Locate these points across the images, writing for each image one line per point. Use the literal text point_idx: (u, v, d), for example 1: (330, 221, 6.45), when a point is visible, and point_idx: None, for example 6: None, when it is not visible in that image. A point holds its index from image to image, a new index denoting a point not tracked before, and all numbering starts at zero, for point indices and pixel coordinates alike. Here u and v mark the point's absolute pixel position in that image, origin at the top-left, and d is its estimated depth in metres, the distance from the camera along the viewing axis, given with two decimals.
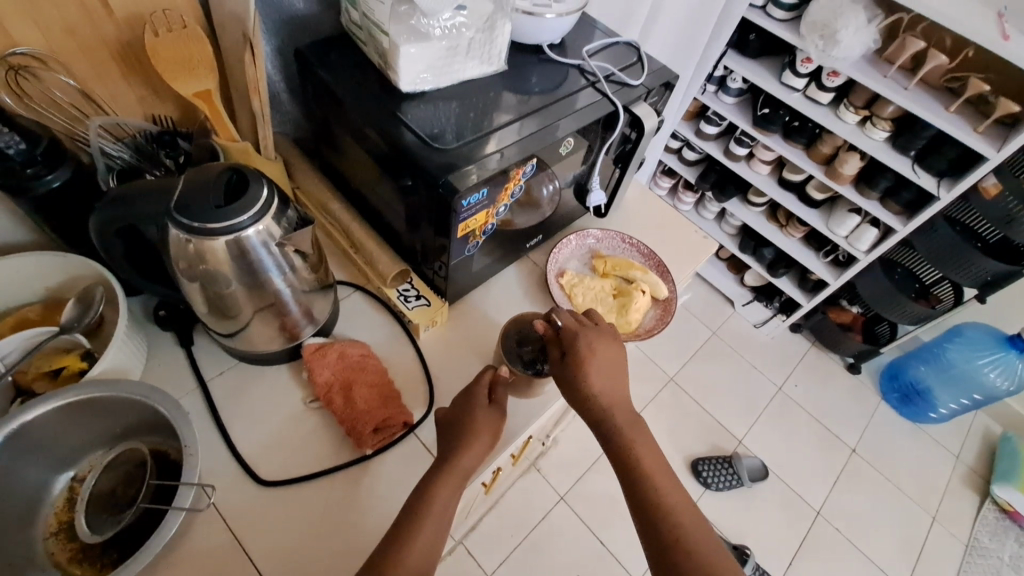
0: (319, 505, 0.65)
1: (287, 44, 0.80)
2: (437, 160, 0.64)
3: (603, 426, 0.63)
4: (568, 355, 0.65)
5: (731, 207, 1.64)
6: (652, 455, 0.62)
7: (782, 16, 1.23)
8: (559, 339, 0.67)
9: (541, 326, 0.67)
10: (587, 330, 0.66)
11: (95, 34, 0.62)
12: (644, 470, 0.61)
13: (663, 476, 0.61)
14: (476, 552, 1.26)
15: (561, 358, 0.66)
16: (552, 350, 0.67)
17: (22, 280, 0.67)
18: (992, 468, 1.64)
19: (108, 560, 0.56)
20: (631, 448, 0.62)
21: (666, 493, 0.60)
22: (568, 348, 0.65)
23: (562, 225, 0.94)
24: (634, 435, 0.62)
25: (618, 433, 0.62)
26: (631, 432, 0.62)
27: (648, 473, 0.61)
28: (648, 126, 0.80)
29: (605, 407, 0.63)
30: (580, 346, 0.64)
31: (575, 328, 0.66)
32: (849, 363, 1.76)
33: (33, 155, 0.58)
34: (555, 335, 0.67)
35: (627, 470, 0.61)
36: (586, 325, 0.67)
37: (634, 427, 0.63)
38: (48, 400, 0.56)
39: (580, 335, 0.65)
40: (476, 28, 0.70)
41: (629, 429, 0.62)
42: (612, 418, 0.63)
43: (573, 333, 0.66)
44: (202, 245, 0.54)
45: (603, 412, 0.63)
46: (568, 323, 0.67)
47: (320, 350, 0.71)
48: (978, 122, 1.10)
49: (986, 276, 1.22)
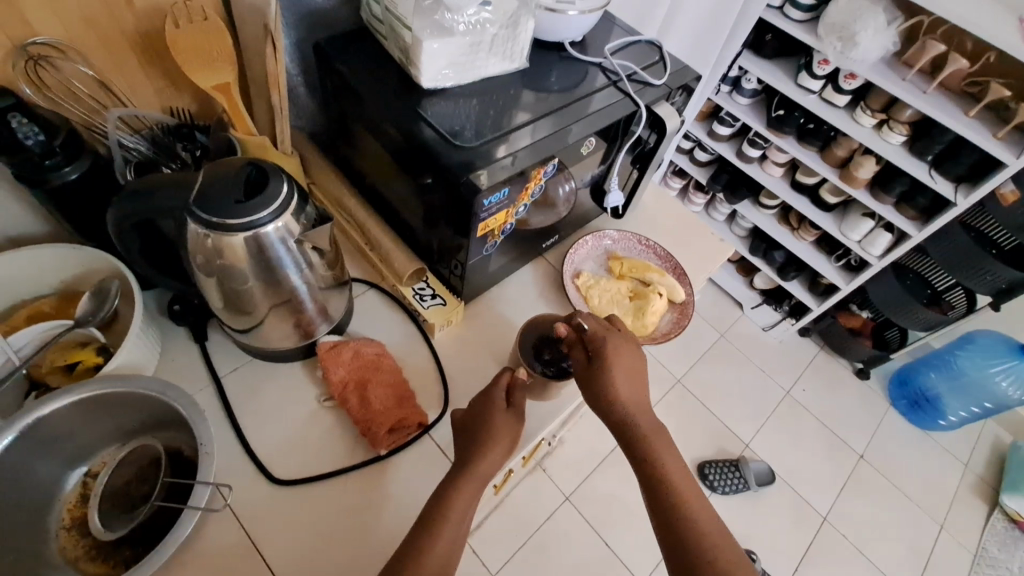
0: (333, 504, 0.65)
1: (307, 38, 0.79)
2: (456, 158, 0.63)
3: (631, 438, 0.62)
4: (595, 359, 0.65)
5: (742, 209, 1.62)
6: (675, 458, 0.61)
7: (799, 17, 1.21)
8: (583, 343, 0.67)
9: (564, 328, 0.67)
10: (611, 334, 0.66)
11: (114, 25, 0.61)
12: (677, 494, 0.59)
13: (687, 483, 0.60)
14: (481, 552, 1.24)
15: (586, 363, 0.65)
16: (575, 351, 0.67)
17: (38, 272, 0.67)
18: (1000, 478, 1.62)
19: (121, 557, 0.56)
20: (649, 455, 0.61)
21: (694, 510, 0.58)
22: (596, 351, 0.65)
23: (578, 225, 0.93)
24: (663, 453, 0.61)
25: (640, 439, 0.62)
26: (660, 451, 0.61)
27: (673, 484, 0.59)
28: (670, 127, 0.79)
29: (628, 413, 0.62)
30: (606, 349, 0.64)
31: (601, 333, 0.66)
32: (859, 368, 1.74)
33: (51, 146, 0.56)
34: (579, 338, 0.67)
35: (655, 488, 0.60)
36: (611, 328, 0.67)
37: (666, 444, 0.62)
38: (64, 395, 0.56)
39: (605, 340, 0.65)
40: (500, 24, 0.69)
41: (660, 444, 0.62)
42: (638, 425, 0.62)
43: (598, 338, 0.65)
44: (221, 241, 0.53)
45: (628, 418, 0.63)
46: (594, 328, 0.66)
47: (335, 348, 0.71)
48: (999, 128, 1.08)
49: (1000, 283, 1.20)
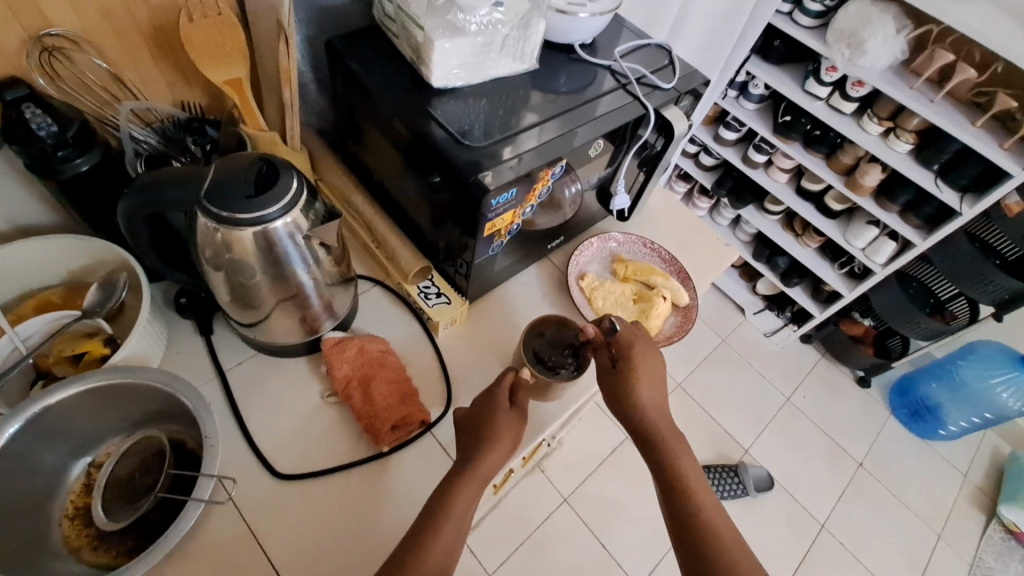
0: (337, 499, 0.65)
1: (317, 34, 0.79)
2: (464, 157, 0.64)
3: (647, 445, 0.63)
4: (619, 360, 0.66)
5: (747, 214, 1.63)
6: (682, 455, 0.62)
7: (808, 23, 1.21)
8: (611, 344, 0.67)
9: (592, 329, 0.67)
10: (641, 339, 0.67)
11: (129, 18, 0.61)
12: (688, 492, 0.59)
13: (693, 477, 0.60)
14: (479, 551, 1.24)
15: (611, 365, 0.66)
16: (602, 352, 0.68)
17: (47, 262, 0.67)
18: (999, 487, 1.62)
19: (125, 547, 0.56)
20: (658, 450, 0.62)
21: (706, 504, 0.58)
22: (622, 352, 0.66)
23: (583, 228, 0.94)
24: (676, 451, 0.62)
25: (653, 441, 0.63)
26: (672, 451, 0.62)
27: (685, 482, 0.60)
28: (678, 131, 0.79)
29: (642, 411, 0.63)
30: (634, 354, 0.65)
31: (630, 336, 0.67)
32: (860, 376, 1.74)
33: (64, 138, 0.57)
34: (606, 339, 0.68)
35: (670, 487, 0.60)
36: (641, 334, 0.68)
37: (678, 448, 0.62)
38: (73, 384, 0.56)
39: (634, 347, 0.66)
40: (512, 25, 0.69)
41: (670, 453, 0.62)
42: (650, 424, 0.63)
43: (628, 340, 0.67)
44: (230, 235, 0.54)
45: (640, 416, 0.63)
46: (625, 330, 0.67)
47: (340, 344, 0.71)
48: (1004, 139, 1.08)
49: (1003, 294, 1.20)
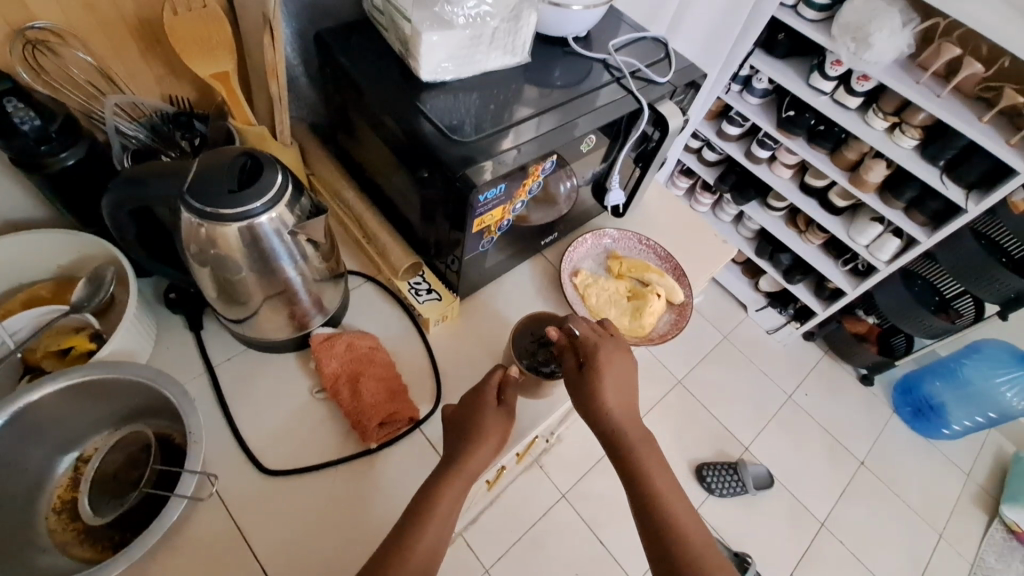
0: (322, 495, 0.65)
1: (308, 28, 0.78)
2: (455, 153, 0.63)
3: (624, 452, 0.62)
4: (585, 363, 0.64)
5: (749, 210, 1.61)
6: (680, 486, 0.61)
7: (813, 16, 1.19)
8: (574, 346, 0.66)
9: (555, 333, 0.66)
10: (604, 341, 0.66)
11: (114, 10, 0.61)
12: (660, 495, 0.60)
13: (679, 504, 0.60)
14: (476, 546, 1.25)
15: (577, 368, 0.65)
16: (566, 357, 0.66)
17: (36, 257, 0.67)
18: (1001, 488, 1.61)
19: (109, 542, 0.56)
20: (639, 475, 0.61)
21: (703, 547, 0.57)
22: (586, 356, 0.64)
23: (579, 223, 0.93)
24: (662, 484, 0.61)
25: (645, 467, 0.62)
26: (665, 492, 0.60)
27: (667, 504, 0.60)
28: (673, 125, 0.77)
29: (634, 423, 0.63)
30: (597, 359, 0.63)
31: (593, 339, 0.66)
32: (862, 374, 1.72)
33: (47, 131, 0.57)
34: (571, 343, 0.67)
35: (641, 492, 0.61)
36: (603, 335, 0.67)
37: (651, 452, 0.62)
38: (55, 380, 0.56)
39: (598, 348, 0.65)
40: (501, 18, 0.68)
41: (646, 458, 0.62)
42: (635, 452, 0.62)
43: (591, 343, 0.65)
44: (214, 231, 0.53)
45: (633, 430, 0.63)
46: (586, 333, 0.66)
47: (328, 340, 0.70)
48: (1011, 134, 1.05)
49: (1009, 293, 1.18)
